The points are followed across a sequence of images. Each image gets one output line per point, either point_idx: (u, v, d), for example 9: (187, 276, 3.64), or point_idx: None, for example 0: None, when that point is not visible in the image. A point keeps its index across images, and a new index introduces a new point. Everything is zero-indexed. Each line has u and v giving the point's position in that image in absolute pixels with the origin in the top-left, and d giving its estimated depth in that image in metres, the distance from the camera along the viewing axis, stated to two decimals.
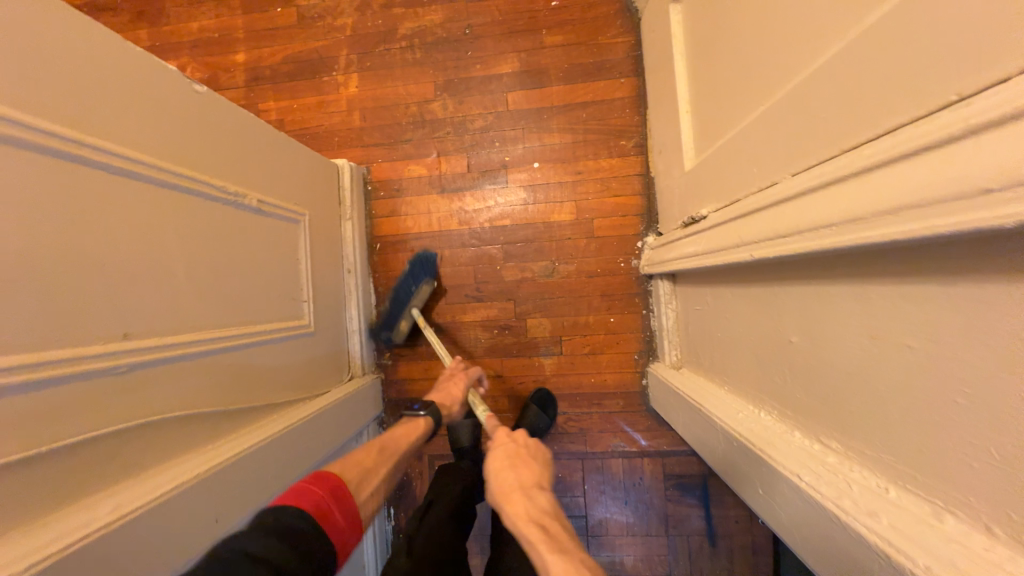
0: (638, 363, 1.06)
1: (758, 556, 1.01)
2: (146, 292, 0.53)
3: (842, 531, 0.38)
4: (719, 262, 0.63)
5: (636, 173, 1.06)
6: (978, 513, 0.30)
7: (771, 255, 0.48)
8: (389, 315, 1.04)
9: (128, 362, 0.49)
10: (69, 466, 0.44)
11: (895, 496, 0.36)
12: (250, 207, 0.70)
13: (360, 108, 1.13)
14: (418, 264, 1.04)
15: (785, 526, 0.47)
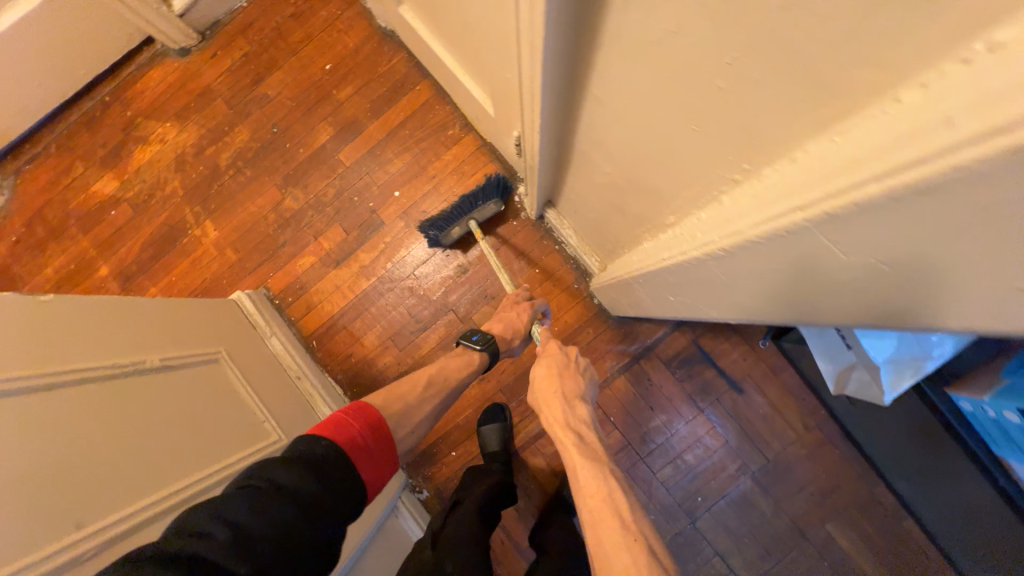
0: (582, 290, 1.11)
1: (781, 374, 1.05)
2: (96, 476, 0.55)
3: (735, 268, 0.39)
4: (542, 154, 0.71)
5: (476, 147, 1.15)
6: (724, 179, 0.36)
7: (542, 115, 0.55)
8: (449, 217, 1.05)
9: (101, 541, 0.51)
10: None
11: (704, 215, 0.42)
12: (157, 367, 0.73)
13: (229, 244, 1.18)
14: (494, 184, 1.05)
15: (718, 310, 0.50)
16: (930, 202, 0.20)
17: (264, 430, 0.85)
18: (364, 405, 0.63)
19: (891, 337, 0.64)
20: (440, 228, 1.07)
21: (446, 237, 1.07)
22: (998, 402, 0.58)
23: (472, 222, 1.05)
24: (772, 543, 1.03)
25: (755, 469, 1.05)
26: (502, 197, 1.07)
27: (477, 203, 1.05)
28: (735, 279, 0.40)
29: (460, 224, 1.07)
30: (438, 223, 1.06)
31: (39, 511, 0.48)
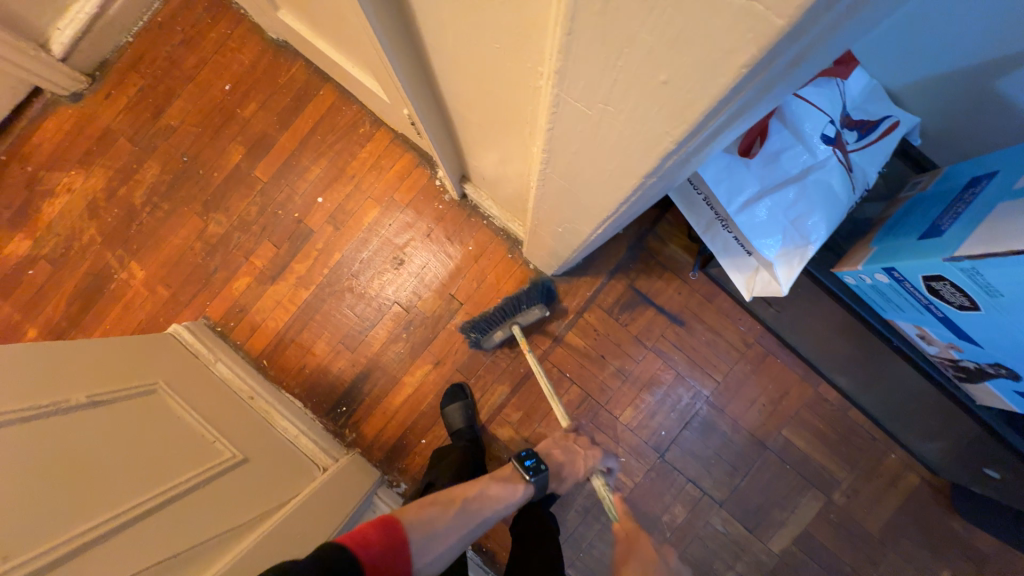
0: (517, 258, 1.14)
1: (715, 300, 1.11)
2: (30, 508, 0.55)
3: (578, 172, 0.38)
4: (424, 120, 0.74)
5: (390, 140, 1.17)
6: (528, 90, 0.40)
7: (396, 72, 0.58)
8: (490, 320, 1.07)
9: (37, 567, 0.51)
10: None
11: (537, 136, 0.46)
12: (86, 404, 0.72)
13: (160, 281, 1.16)
14: (539, 290, 1.09)
15: (583, 226, 0.53)
16: (643, 6, 0.18)
17: (216, 449, 0.85)
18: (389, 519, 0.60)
19: (776, 232, 0.70)
20: (481, 328, 1.09)
21: (487, 341, 1.09)
22: (870, 268, 0.65)
23: (514, 326, 1.06)
24: (738, 459, 1.09)
25: (709, 393, 1.10)
26: (547, 302, 1.09)
27: (520, 307, 1.07)
28: (587, 186, 0.40)
29: (502, 328, 1.08)
30: (479, 324, 1.09)
31: None
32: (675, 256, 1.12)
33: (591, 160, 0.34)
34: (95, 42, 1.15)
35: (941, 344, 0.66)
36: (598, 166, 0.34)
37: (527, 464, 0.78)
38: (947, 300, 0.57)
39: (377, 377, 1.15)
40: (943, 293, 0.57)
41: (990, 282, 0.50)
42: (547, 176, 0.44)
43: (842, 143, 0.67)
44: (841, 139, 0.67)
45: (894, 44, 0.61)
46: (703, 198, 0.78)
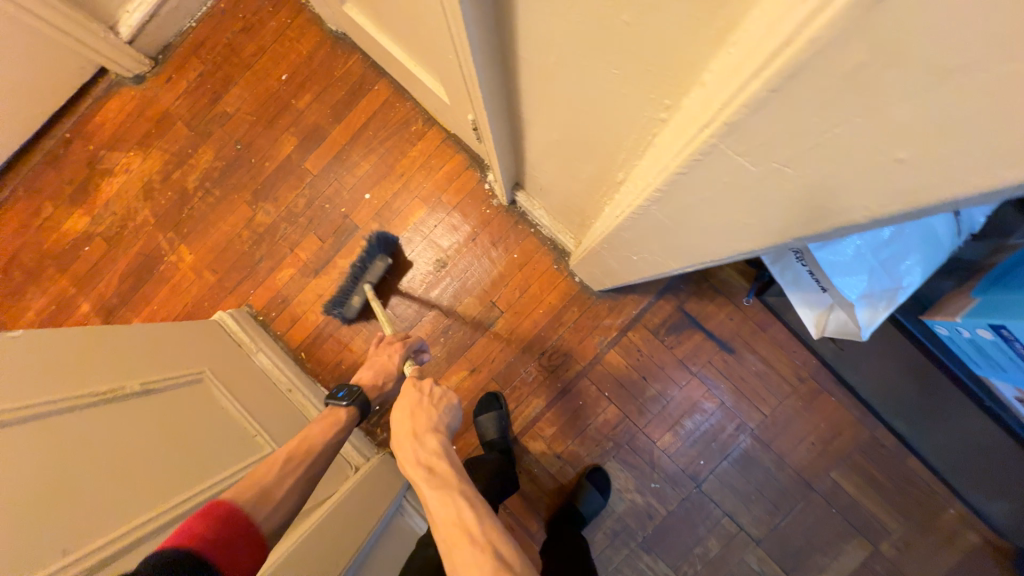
0: (562, 270, 1.11)
1: (769, 329, 1.06)
2: (90, 499, 0.56)
3: (704, 212, 0.35)
4: (492, 125, 0.71)
5: (442, 139, 1.15)
6: (646, 119, 0.36)
7: (479, 78, 0.55)
8: (344, 288, 1.08)
9: (98, 559, 0.51)
10: None
11: (641, 163, 0.42)
12: (139, 391, 0.73)
13: (206, 266, 1.18)
14: (375, 242, 1.07)
15: (671, 261, 0.49)
16: (992, 48, 0.15)
17: (257, 443, 0.85)
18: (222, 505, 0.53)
19: (862, 272, 0.64)
20: (339, 303, 1.09)
21: (348, 311, 1.09)
22: (971, 321, 0.59)
23: (364, 286, 1.07)
24: (780, 497, 1.04)
25: (754, 426, 1.05)
26: (388, 252, 1.09)
27: (364, 267, 1.09)
28: (706, 228, 0.37)
29: (356, 293, 1.09)
30: (335, 301, 1.09)
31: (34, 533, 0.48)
32: (730, 279, 1.07)
33: (739, 200, 0.31)
34: (160, 26, 1.16)
35: None
36: (746, 207, 0.31)
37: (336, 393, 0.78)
38: None
39: None
40: None
41: None
42: (650, 211, 0.41)
43: None
44: None
45: None
46: None
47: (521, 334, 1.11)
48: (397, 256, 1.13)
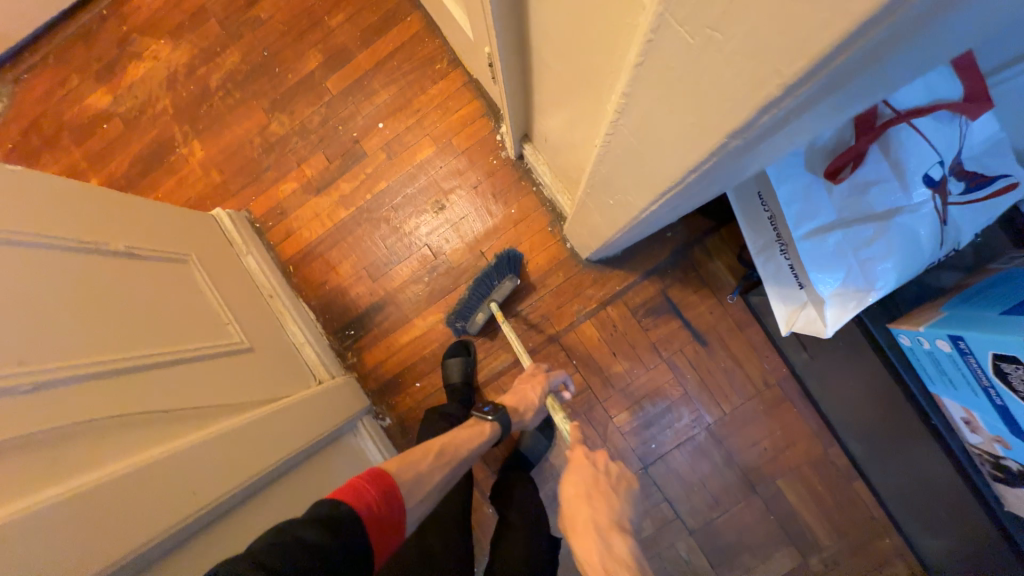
0: (556, 233, 1.11)
1: (746, 330, 1.05)
2: (53, 328, 0.59)
3: (651, 127, 0.34)
4: (502, 59, 0.71)
5: (463, 83, 1.14)
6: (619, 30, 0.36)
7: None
8: (469, 304, 1.07)
9: (49, 378, 0.54)
10: (34, 459, 0.48)
11: (615, 87, 0.43)
12: (121, 253, 0.76)
13: (214, 165, 1.20)
14: (505, 260, 1.06)
15: (637, 200, 0.50)
16: None
17: (227, 332, 0.88)
18: (382, 474, 0.61)
19: (837, 269, 0.64)
20: (463, 316, 1.08)
21: (473, 327, 1.08)
22: (932, 331, 0.59)
23: (492, 303, 1.05)
24: (722, 493, 1.05)
25: (711, 421, 1.06)
26: (516, 272, 1.07)
27: (492, 283, 1.07)
28: (653, 146, 0.36)
29: (481, 309, 1.08)
30: (460, 313, 1.08)
31: None
32: (718, 273, 1.06)
33: (672, 107, 0.30)
34: None
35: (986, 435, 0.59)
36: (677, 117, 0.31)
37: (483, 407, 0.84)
38: (1014, 388, 0.51)
39: (389, 311, 1.16)
40: (1013, 378, 0.51)
41: None
42: (616, 130, 0.41)
43: (946, 190, 0.58)
44: (945, 186, 0.58)
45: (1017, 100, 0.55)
46: (769, 216, 0.74)
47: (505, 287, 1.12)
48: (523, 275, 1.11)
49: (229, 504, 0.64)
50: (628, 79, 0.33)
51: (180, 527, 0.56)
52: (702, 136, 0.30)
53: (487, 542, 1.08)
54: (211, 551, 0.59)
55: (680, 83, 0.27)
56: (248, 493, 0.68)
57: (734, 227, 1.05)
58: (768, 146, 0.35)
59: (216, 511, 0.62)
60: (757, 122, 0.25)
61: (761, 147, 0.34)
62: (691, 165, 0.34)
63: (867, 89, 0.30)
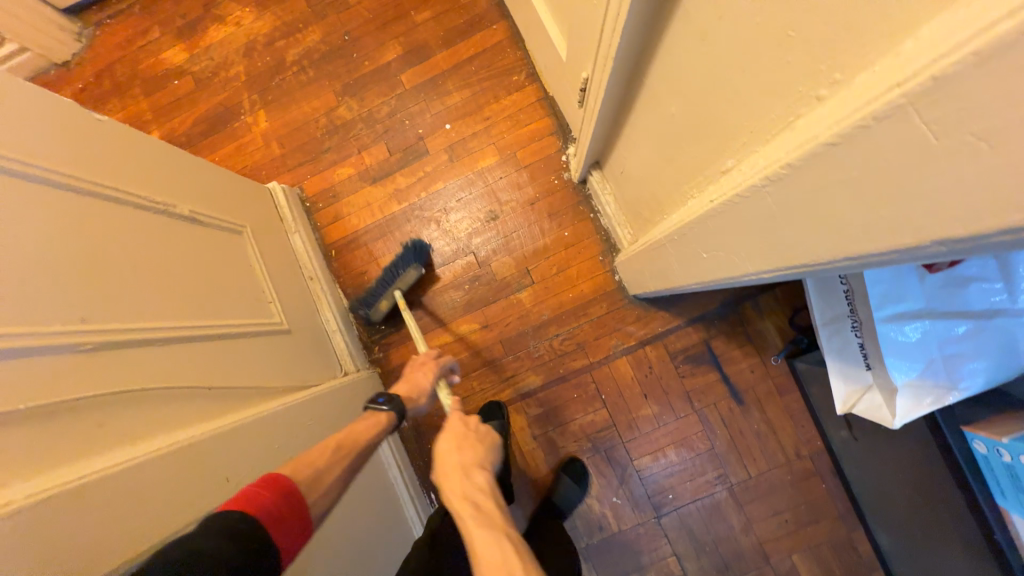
0: (605, 263, 1.09)
1: (786, 395, 1.02)
2: (120, 287, 0.58)
3: (818, 204, 0.32)
4: (603, 89, 0.70)
5: (537, 98, 1.13)
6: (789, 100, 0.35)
7: (618, 28, 0.54)
8: (375, 292, 1.07)
9: (115, 337, 0.54)
10: (95, 418, 0.48)
11: (758, 150, 0.41)
12: (185, 217, 0.75)
13: (276, 137, 1.20)
14: (409, 250, 1.06)
15: (741, 264, 0.47)
16: None
17: (269, 310, 0.87)
18: (274, 476, 0.55)
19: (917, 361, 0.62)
20: (366, 302, 1.09)
21: (375, 314, 1.09)
22: (1016, 446, 0.55)
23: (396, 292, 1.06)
24: (734, 558, 1.01)
25: (734, 482, 1.02)
26: (422, 261, 1.08)
27: (398, 272, 1.07)
28: (806, 223, 0.34)
29: (385, 297, 1.08)
30: (363, 299, 1.09)
31: (65, 292, 0.51)
32: (765, 333, 1.03)
33: (861, 196, 0.28)
34: None
35: None
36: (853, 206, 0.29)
37: (377, 400, 0.74)
38: None
39: (423, 313, 1.14)
40: None
41: None
42: (754, 196, 0.39)
43: None
44: None
45: None
46: (846, 292, 0.71)
47: (544, 308, 1.10)
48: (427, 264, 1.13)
49: None
50: (810, 153, 0.31)
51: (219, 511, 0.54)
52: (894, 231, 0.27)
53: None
54: None
55: (893, 176, 0.25)
56: None
57: (789, 289, 1.03)
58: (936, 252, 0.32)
59: None
60: (984, 239, 0.23)
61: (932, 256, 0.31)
62: (850, 254, 0.32)
63: None
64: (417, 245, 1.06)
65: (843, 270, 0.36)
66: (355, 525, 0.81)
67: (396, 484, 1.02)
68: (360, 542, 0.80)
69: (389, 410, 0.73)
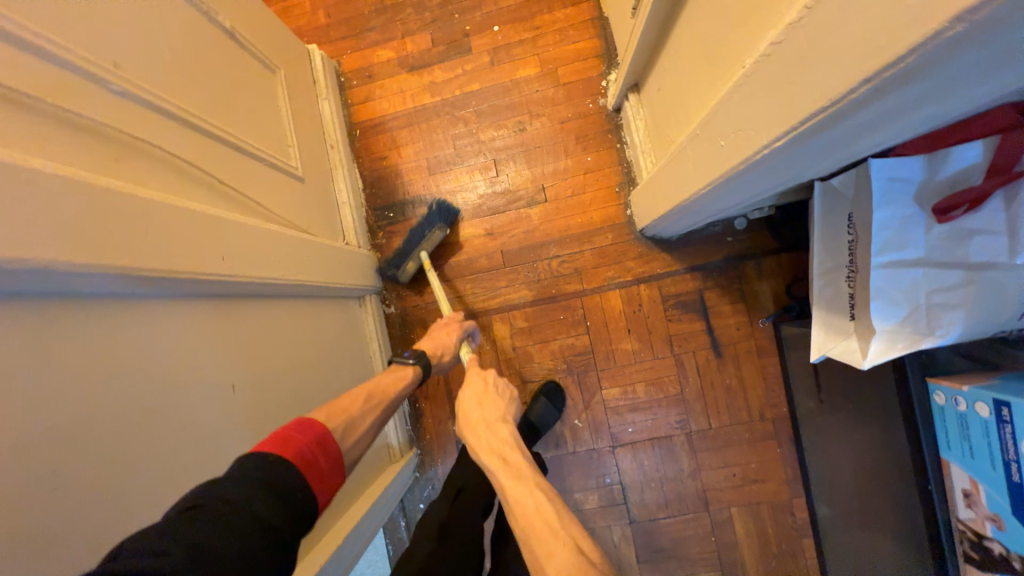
0: (620, 195, 1.09)
1: (764, 358, 1.04)
2: (154, 60, 0.59)
3: (841, 28, 0.33)
4: None
5: (591, 17, 1.11)
6: None
7: None
8: (401, 253, 1.07)
9: (138, 95, 0.55)
10: (103, 153, 0.50)
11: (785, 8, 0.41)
12: (226, 30, 0.76)
13: (324, 6, 1.19)
14: (437, 211, 1.05)
15: (755, 139, 0.49)
16: None
17: (288, 154, 0.89)
18: (311, 422, 0.59)
19: (900, 306, 0.63)
20: (393, 265, 1.08)
21: (403, 276, 1.09)
22: (972, 393, 0.57)
23: (422, 253, 1.06)
24: (675, 498, 1.05)
25: (694, 429, 1.05)
26: (446, 223, 1.07)
27: (424, 231, 1.06)
28: (827, 54, 0.35)
29: (413, 259, 1.08)
30: (391, 261, 1.08)
31: (99, 34, 0.52)
32: (760, 295, 1.04)
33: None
34: None
35: (981, 513, 0.58)
36: (869, 18, 0.30)
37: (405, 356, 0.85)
38: None
39: (433, 208, 1.15)
40: None
41: None
42: (789, 40, 0.39)
43: None
44: None
45: None
46: (849, 240, 0.71)
47: (551, 228, 1.10)
48: (452, 227, 1.11)
49: (242, 289, 0.66)
50: None
51: (205, 281, 0.58)
52: (905, 28, 0.28)
53: (440, 456, 1.13)
54: (220, 322, 0.63)
55: None
56: (257, 292, 0.71)
57: (794, 256, 1.03)
58: (937, 82, 0.33)
59: (230, 290, 0.65)
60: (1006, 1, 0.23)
61: (938, 74, 0.32)
62: (865, 81, 0.33)
63: None
64: (443, 206, 1.04)
65: (845, 112, 0.37)
66: (325, 373, 0.86)
67: (373, 356, 1.06)
68: (326, 390, 0.85)
69: (414, 364, 0.83)
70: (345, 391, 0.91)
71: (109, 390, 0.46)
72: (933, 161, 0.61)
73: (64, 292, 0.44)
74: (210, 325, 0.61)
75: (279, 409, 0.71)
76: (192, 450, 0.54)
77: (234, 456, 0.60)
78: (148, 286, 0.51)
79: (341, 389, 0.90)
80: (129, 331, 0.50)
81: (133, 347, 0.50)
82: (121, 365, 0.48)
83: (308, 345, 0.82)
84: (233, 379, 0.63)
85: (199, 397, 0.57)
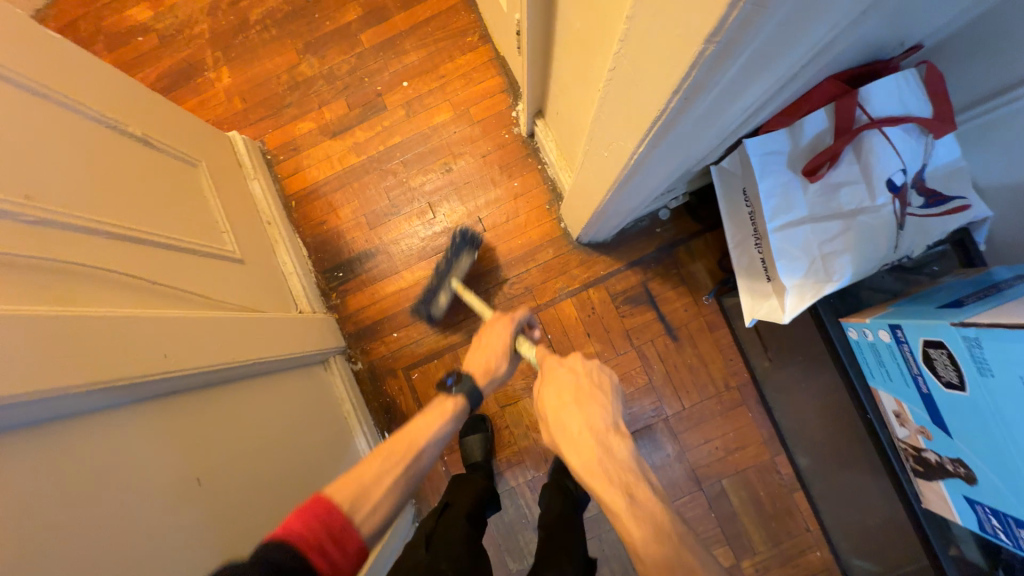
0: (552, 211, 1.16)
1: (717, 332, 1.10)
2: (60, 182, 0.62)
3: (648, 51, 0.39)
4: (527, 28, 0.77)
5: (490, 58, 1.21)
6: None
7: None
8: (431, 287, 1.05)
9: (45, 218, 0.57)
10: (24, 280, 0.52)
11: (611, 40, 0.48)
12: (136, 137, 0.79)
13: (238, 93, 1.24)
14: (462, 239, 1.05)
15: (626, 148, 0.55)
16: None
17: (222, 240, 0.91)
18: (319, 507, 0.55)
19: (801, 261, 0.70)
20: (426, 296, 1.06)
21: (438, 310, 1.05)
22: (876, 322, 0.64)
23: (453, 280, 1.03)
24: (668, 485, 1.08)
25: (669, 413, 1.09)
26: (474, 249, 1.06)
27: (450, 262, 1.05)
28: (646, 72, 0.42)
29: (444, 290, 1.05)
30: (423, 293, 1.06)
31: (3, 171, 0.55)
32: (697, 275, 1.11)
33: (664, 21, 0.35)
34: None
35: (912, 427, 0.64)
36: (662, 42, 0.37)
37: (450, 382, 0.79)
38: (938, 374, 0.57)
39: (380, 259, 1.19)
40: (937, 364, 0.56)
41: (987, 358, 0.50)
42: (619, 65, 0.46)
43: (906, 198, 0.65)
44: (906, 195, 0.65)
45: (987, 137, 0.66)
46: (749, 211, 0.79)
47: (495, 255, 1.16)
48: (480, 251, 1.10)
49: (194, 380, 0.67)
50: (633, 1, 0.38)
51: (145, 382, 0.59)
52: (685, 47, 0.34)
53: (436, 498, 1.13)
54: (175, 417, 0.63)
55: None
56: (214, 378, 0.72)
57: (719, 233, 1.11)
58: (737, 79, 0.40)
59: (181, 384, 0.65)
60: (725, 21, 0.30)
61: (730, 74, 0.38)
62: (675, 91, 0.39)
63: (818, 19, 0.36)
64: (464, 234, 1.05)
65: (679, 115, 0.43)
66: (300, 445, 0.85)
67: (347, 416, 1.06)
68: (305, 461, 0.84)
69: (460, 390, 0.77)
70: (325, 459, 0.90)
71: (68, 507, 0.47)
72: (793, 132, 0.69)
73: (4, 424, 0.44)
74: (164, 423, 0.61)
75: (255, 490, 0.70)
76: (167, 551, 0.54)
77: (214, 548, 0.60)
78: (89, 398, 0.52)
79: (319, 457, 0.89)
80: (75, 452, 0.50)
81: (82, 461, 0.50)
82: (75, 481, 0.49)
83: (275, 420, 0.82)
84: (198, 471, 0.62)
85: (165, 495, 0.56)
